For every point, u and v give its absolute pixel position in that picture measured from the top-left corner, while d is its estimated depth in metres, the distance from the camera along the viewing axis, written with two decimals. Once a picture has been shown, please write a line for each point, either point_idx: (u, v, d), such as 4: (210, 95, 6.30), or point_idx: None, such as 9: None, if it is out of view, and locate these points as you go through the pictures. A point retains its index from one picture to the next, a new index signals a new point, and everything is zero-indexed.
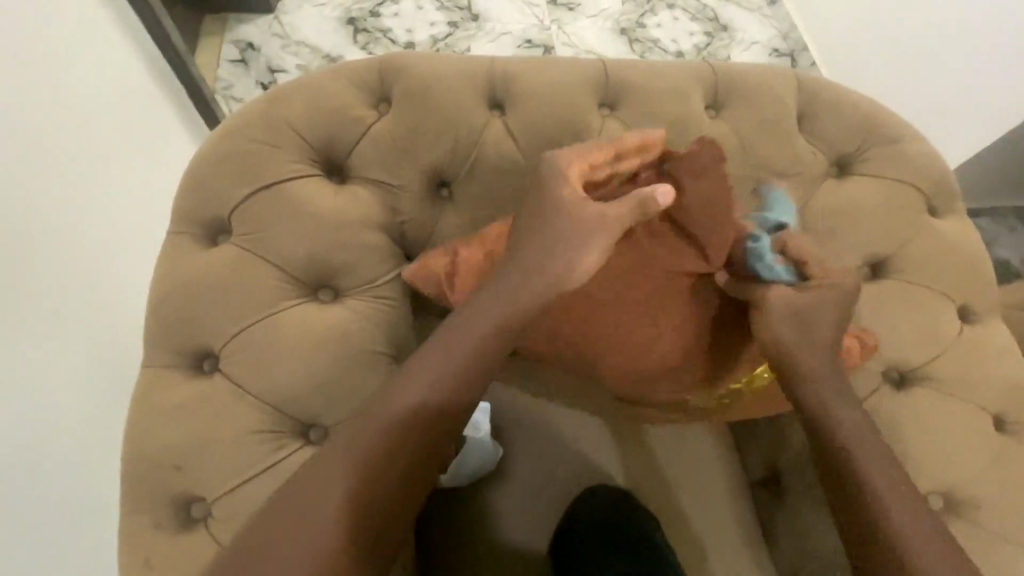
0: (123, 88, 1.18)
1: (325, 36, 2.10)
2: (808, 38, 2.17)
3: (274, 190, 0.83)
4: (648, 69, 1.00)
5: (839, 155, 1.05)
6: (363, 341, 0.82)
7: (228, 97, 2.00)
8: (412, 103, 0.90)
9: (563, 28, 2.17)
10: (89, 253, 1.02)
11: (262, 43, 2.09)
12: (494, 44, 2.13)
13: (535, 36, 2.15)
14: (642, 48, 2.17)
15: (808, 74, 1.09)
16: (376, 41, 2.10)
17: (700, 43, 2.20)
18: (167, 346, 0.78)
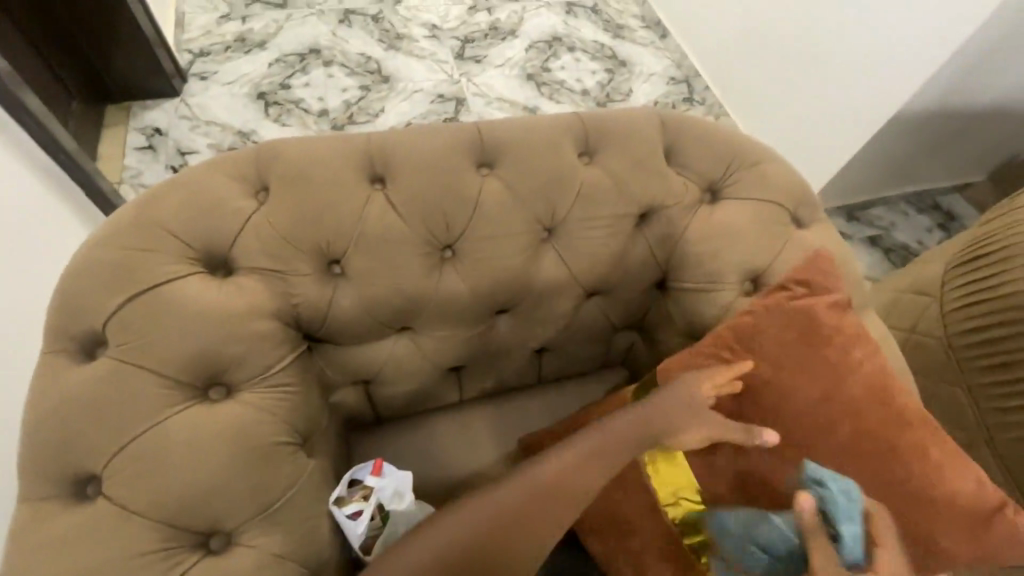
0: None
1: (235, 112, 2.10)
2: (700, 66, 2.34)
3: (151, 293, 0.81)
4: (521, 127, 1.06)
5: (710, 183, 1.13)
6: (260, 434, 0.80)
7: (135, 185, 1.95)
8: (289, 188, 0.91)
9: (472, 80, 2.27)
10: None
11: (169, 127, 2.06)
12: (407, 102, 2.20)
13: (447, 90, 2.24)
14: (550, 90, 2.29)
15: (671, 113, 1.18)
16: (289, 112, 2.12)
17: (604, 80, 2.34)
18: (44, 476, 0.74)
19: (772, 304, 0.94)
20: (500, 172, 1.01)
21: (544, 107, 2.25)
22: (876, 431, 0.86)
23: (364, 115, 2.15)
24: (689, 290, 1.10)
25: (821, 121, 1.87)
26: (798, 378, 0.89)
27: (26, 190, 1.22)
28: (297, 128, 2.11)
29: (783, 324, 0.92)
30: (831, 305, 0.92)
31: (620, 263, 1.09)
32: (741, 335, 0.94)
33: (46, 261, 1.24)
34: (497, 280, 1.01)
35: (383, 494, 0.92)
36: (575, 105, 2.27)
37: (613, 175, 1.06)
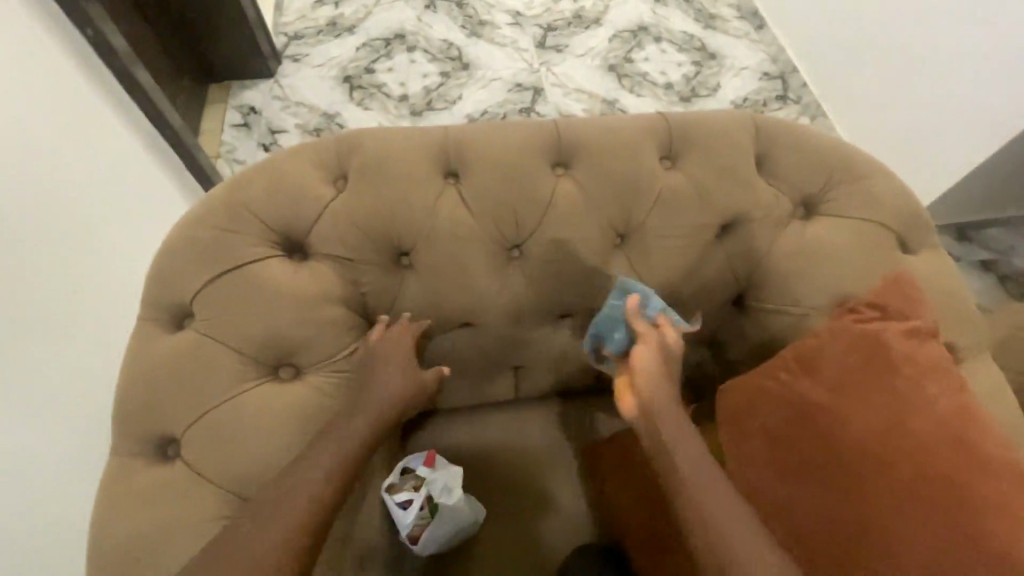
0: (108, 164, 1.22)
1: (322, 94, 2.18)
2: (797, 59, 2.15)
3: (235, 273, 0.86)
4: (602, 126, 1.01)
5: (804, 196, 1.04)
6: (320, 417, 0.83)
7: (229, 159, 2.07)
8: (366, 179, 0.93)
9: (552, 70, 2.22)
10: (66, 332, 1.03)
11: (263, 106, 2.18)
12: (485, 90, 2.19)
13: (525, 79, 2.21)
14: (631, 83, 2.20)
15: (766, 116, 1.09)
16: (371, 96, 2.18)
17: (689, 73, 2.21)
18: (131, 435, 0.80)
19: (841, 327, 0.83)
20: (575, 173, 0.98)
21: (624, 100, 2.16)
22: (949, 461, 0.71)
23: (441, 102, 2.17)
24: (770, 311, 1.01)
25: (944, 124, 1.65)
26: (861, 410, 0.76)
27: (136, 162, 1.32)
28: (379, 112, 2.16)
29: (847, 346, 0.80)
30: (907, 333, 0.81)
31: (694, 275, 1.03)
32: (804, 355, 0.83)
33: (150, 229, 1.35)
34: (562, 284, 0.98)
35: (433, 487, 0.95)
36: (656, 99, 2.17)
37: (694, 182, 1.00)
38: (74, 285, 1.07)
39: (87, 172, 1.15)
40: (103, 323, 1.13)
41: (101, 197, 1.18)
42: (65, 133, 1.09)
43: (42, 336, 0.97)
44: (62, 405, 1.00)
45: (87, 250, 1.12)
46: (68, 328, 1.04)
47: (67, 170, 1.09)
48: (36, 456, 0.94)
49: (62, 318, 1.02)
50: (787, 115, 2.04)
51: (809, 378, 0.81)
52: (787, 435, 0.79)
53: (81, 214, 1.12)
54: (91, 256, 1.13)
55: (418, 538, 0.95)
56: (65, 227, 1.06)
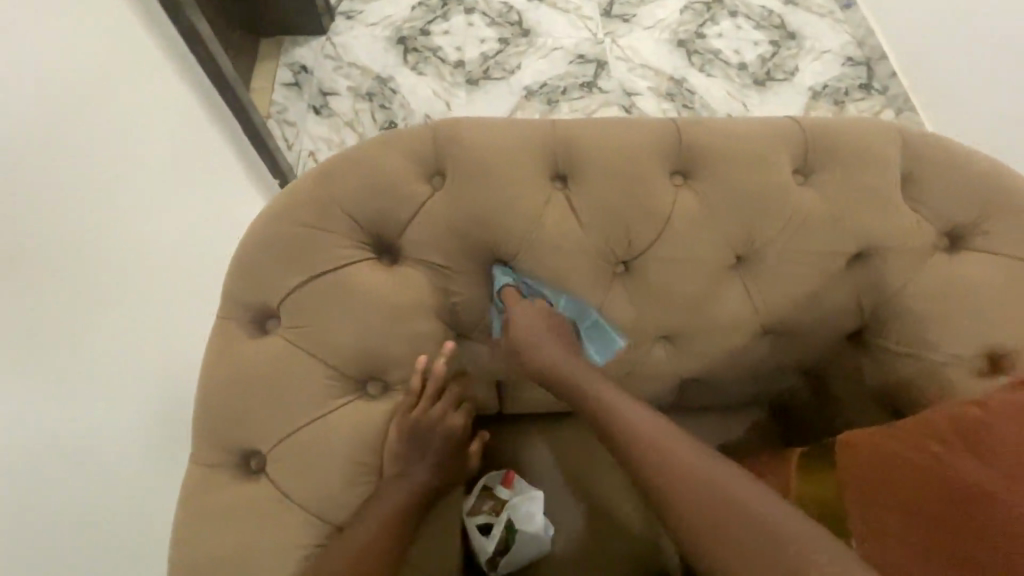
0: (168, 129, 1.04)
1: (376, 56, 1.97)
2: (887, 43, 1.85)
3: (326, 278, 0.79)
4: (729, 131, 0.89)
5: (951, 225, 0.91)
6: (409, 441, 0.75)
7: (281, 122, 1.88)
8: (467, 178, 0.83)
9: (617, 41, 1.95)
10: (109, 331, 0.89)
11: (315, 66, 1.97)
12: (546, 60, 1.93)
13: (588, 51, 1.94)
14: (702, 61, 1.91)
15: (911, 127, 0.95)
16: (426, 61, 1.96)
17: (766, 53, 1.92)
18: (214, 446, 0.76)
19: (1011, 402, 0.74)
20: (696, 184, 0.88)
21: (693, 80, 1.89)
22: None
23: (499, 71, 1.93)
24: (896, 353, 0.91)
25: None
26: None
27: (199, 128, 1.14)
28: (433, 79, 1.93)
29: (1017, 425, 0.71)
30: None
31: (816, 305, 0.92)
32: (963, 428, 0.74)
33: (214, 206, 1.19)
34: (669, 308, 0.89)
35: (515, 512, 0.89)
36: (728, 80, 1.88)
37: (830, 204, 0.89)
38: (118, 273, 0.91)
39: (144, 140, 0.98)
40: (150, 318, 0.98)
41: (158, 168, 1.01)
42: (118, 92, 0.92)
43: (78, 339, 0.83)
44: (108, 416, 0.87)
45: (139, 231, 0.96)
46: (111, 326, 0.89)
47: (118, 136, 0.92)
48: (93, 472, 0.84)
49: (107, 312, 0.88)
50: (871, 108, 1.78)
51: (969, 455, 0.71)
52: (941, 514, 0.69)
53: (133, 189, 0.95)
54: (142, 238, 0.97)
55: (499, 563, 0.90)
56: (107, 208, 0.90)
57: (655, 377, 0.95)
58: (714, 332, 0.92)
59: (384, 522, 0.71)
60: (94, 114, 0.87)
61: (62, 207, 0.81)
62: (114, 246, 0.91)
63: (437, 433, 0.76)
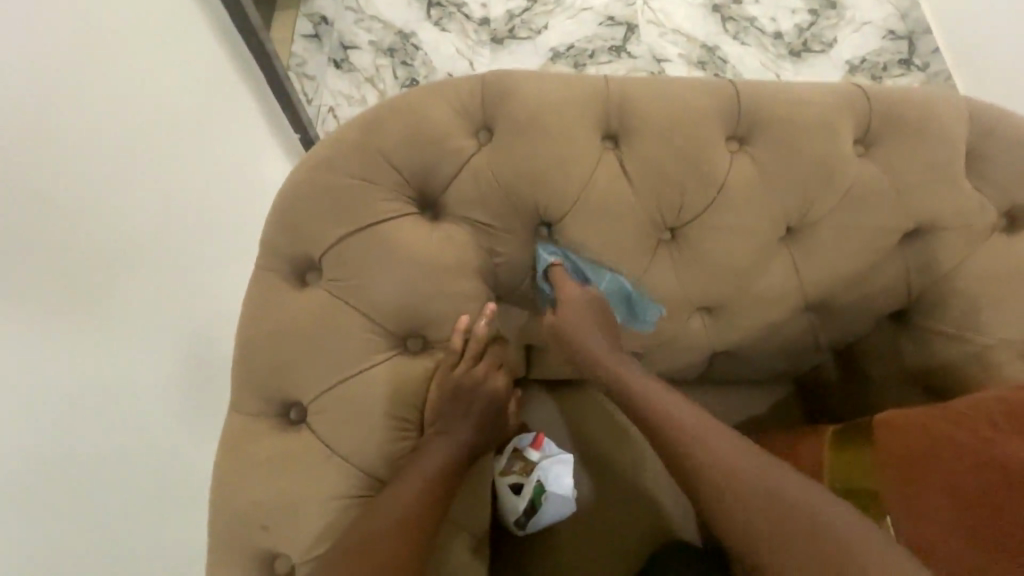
0: (173, 101, 0.99)
1: (398, 9, 1.85)
2: (934, 17, 1.71)
3: (368, 231, 0.77)
4: (790, 96, 0.85)
5: (1012, 206, 0.88)
6: (448, 397, 0.75)
7: (300, 76, 1.78)
8: (516, 134, 0.80)
9: (649, 5, 1.82)
10: (113, 312, 0.87)
11: (336, 17, 1.85)
12: (574, 22, 1.81)
13: (619, 14, 1.81)
14: (737, 29, 1.79)
15: (978, 101, 0.91)
16: (451, 16, 1.84)
17: (803, 22, 1.79)
18: (252, 396, 0.76)
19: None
20: (752, 151, 0.84)
21: (727, 49, 1.76)
22: None
23: (526, 30, 1.81)
24: (944, 335, 0.89)
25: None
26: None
27: (212, 99, 1.09)
28: (457, 36, 1.82)
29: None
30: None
31: (864, 283, 0.89)
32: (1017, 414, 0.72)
33: (230, 182, 1.15)
34: (714, 279, 0.86)
35: (544, 474, 0.90)
36: (762, 50, 1.76)
37: (891, 178, 0.85)
38: (114, 235, 0.89)
39: (141, 115, 0.93)
40: (155, 299, 0.96)
41: (158, 144, 0.97)
42: (110, 64, 0.87)
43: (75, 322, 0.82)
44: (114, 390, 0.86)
45: (136, 212, 0.93)
46: (113, 310, 0.88)
47: (108, 114, 0.88)
48: (107, 432, 0.84)
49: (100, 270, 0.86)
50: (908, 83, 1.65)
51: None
52: (992, 499, 0.68)
53: (126, 154, 0.91)
54: (142, 220, 0.94)
55: (526, 523, 0.91)
56: (97, 189, 0.86)
57: (690, 349, 0.93)
58: (756, 304, 0.90)
59: (425, 475, 0.71)
60: (78, 91, 0.83)
61: (53, 191, 0.80)
62: (107, 230, 0.88)
63: (478, 393, 0.76)
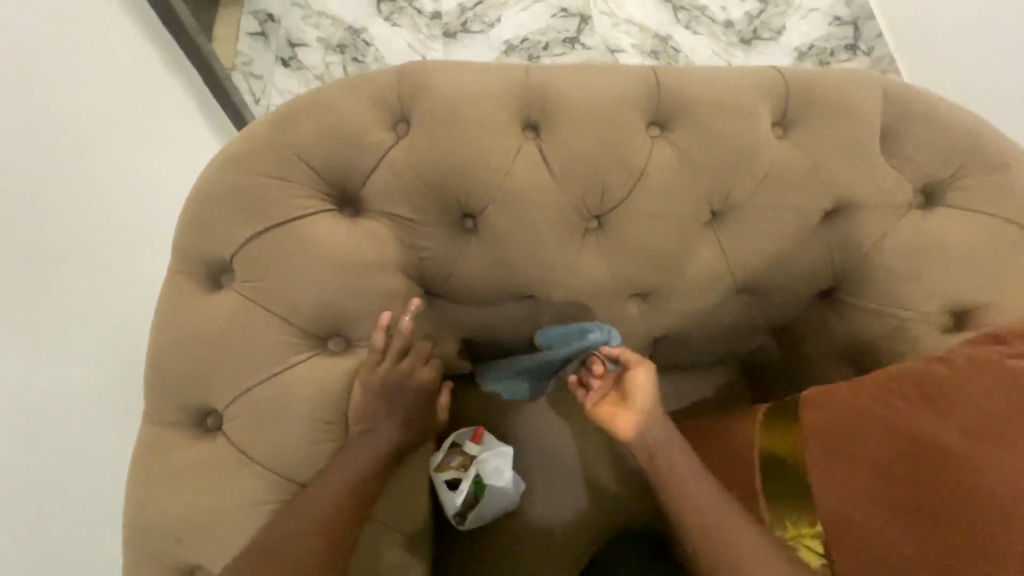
0: (150, 108, 1.04)
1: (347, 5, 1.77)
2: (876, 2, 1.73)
3: (279, 231, 0.75)
4: (709, 81, 0.86)
5: (927, 182, 0.90)
6: (370, 399, 0.74)
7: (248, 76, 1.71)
8: (432, 125, 0.78)
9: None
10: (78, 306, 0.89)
11: (282, 14, 1.76)
12: (527, 14, 1.77)
13: (572, 5, 1.77)
14: (688, 18, 1.76)
15: (895, 82, 0.92)
16: (401, 12, 1.77)
17: (752, 10, 1.77)
18: (165, 406, 0.73)
19: (975, 359, 0.72)
20: (673, 136, 0.84)
21: (679, 38, 1.75)
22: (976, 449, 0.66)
23: (479, 23, 1.76)
24: (868, 310, 0.91)
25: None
26: (996, 460, 0.65)
27: (182, 106, 1.12)
28: (408, 32, 1.76)
29: (983, 383, 0.70)
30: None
31: (791, 263, 0.91)
32: (928, 385, 0.73)
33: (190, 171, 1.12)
34: (643, 264, 0.87)
35: (482, 467, 0.89)
36: (713, 39, 1.75)
37: (810, 159, 0.87)
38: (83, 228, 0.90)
39: (123, 119, 0.98)
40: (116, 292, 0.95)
41: (138, 148, 1.01)
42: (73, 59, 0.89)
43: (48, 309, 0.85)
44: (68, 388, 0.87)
45: (100, 205, 0.94)
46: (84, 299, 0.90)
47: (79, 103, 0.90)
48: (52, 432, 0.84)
49: (69, 268, 0.88)
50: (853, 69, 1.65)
51: (934, 413, 0.71)
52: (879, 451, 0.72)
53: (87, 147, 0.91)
54: (127, 223, 0.98)
55: (466, 516, 0.90)
56: (81, 187, 0.90)
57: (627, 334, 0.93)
58: (687, 288, 0.90)
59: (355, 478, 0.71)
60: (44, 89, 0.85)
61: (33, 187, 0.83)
62: (83, 233, 0.91)
63: (404, 388, 0.75)
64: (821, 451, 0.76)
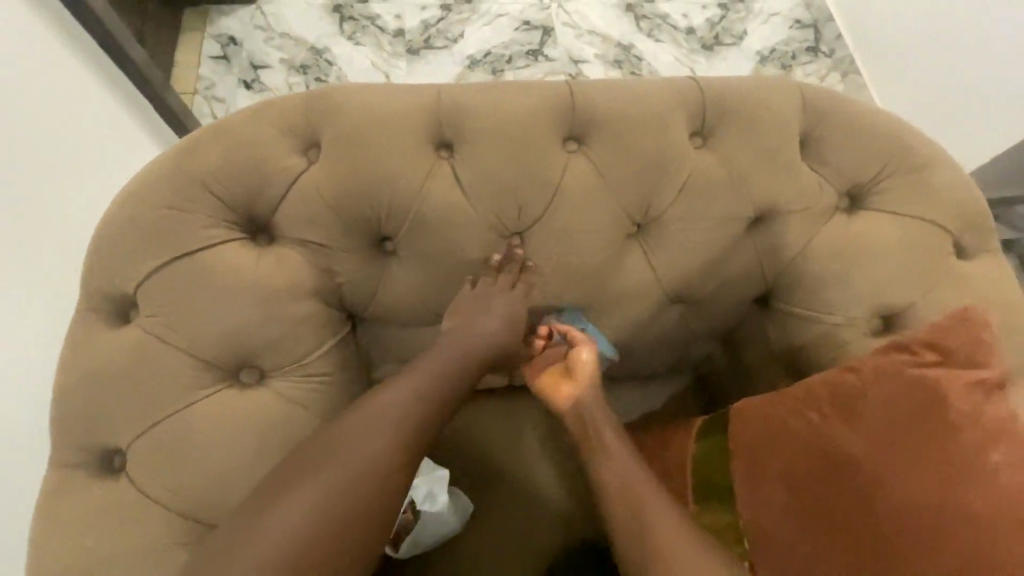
0: (68, 113, 1.04)
1: (309, 25, 1.70)
2: (834, 6, 1.71)
3: (185, 262, 0.74)
4: (626, 94, 0.86)
5: (852, 186, 0.90)
6: (354, 408, 0.73)
7: (210, 101, 1.64)
8: (341, 149, 0.78)
9: (564, 6, 1.73)
10: None
11: (246, 37, 1.69)
12: (491, 29, 1.71)
13: (534, 17, 1.72)
14: (650, 27, 1.72)
15: (818, 89, 0.93)
16: (364, 30, 1.70)
17: (713, 17, 1.74)
18: (69, 447, 0.71)
19: (886, 365, 0.69)
20: (590, 150, 0.84)
21: (642, 47, 1.70)
22: (890, 460, 0.64)
23: (442, 39, 1.70)
24: (799, 316, 0.90)
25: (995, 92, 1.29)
26: (905, 475, 0.63)
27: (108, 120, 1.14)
28: (371, 50, 1.69)
29: (894, 392, 0.67)
30: (972, 385, 0.65)
31: (720, 273, 0.90)
32: (840, 396, 0.70)
33: (102, 181, 1.11)
34: (568, 280, 0.86)
35: (417, 493, 0.89)
36: (675, 46, 1.71)
37: (730, 167, 0.86)
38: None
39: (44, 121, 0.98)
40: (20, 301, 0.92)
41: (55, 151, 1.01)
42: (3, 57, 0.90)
43: None
44: None
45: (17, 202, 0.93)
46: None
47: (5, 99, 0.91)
48: None
49: None
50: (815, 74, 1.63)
51: (845, 426, 0.68)
52: (797, 463, 0.70)
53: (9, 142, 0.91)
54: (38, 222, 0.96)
55: (401, 544, 0.89)
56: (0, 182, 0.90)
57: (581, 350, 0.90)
58: (617, 302, 0.89)
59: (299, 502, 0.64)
60: None
61: None
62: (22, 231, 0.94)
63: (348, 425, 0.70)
64: (749, 467, 0.74)
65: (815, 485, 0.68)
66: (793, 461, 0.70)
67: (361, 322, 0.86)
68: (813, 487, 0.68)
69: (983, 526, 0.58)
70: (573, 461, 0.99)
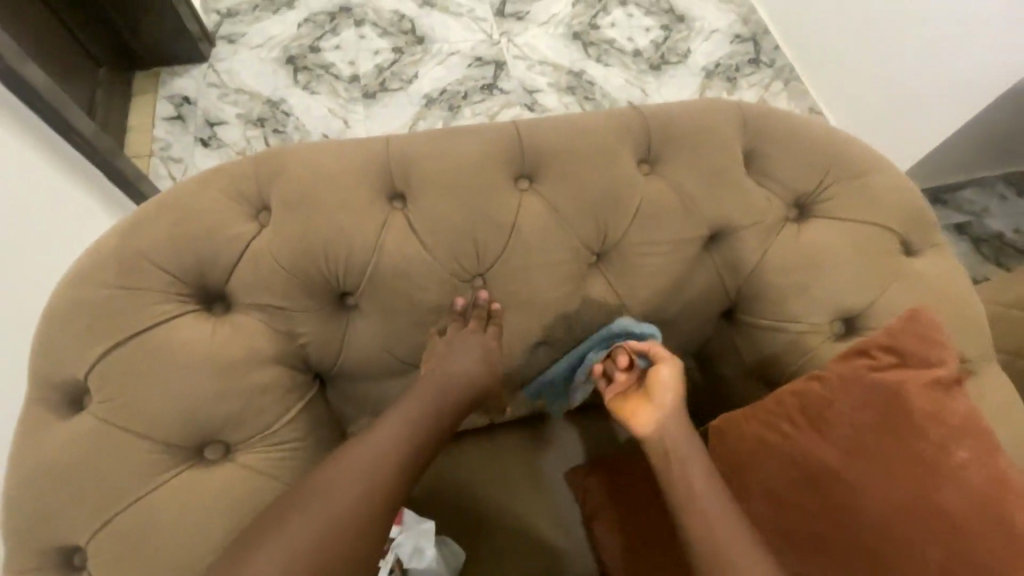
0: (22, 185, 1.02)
1: (263, 78, 1.71)
2: (770, 21, 1.80)
3: (137, 342, 0.72)
4: (572, 130, 0.88)
5: (797, 197, 0.93)
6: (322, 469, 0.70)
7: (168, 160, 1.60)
8: (292, 210, 0.77)
9: (513, 41, 1.78)
10: None
11: (199, 95, 1.69)
12: (443, 68, 1.74)
13: (485, 53, 1.76)
14: (598, 52, 1.78)
15: (756, 107, 0.96)
16: (319, 78, 1.71)
17: (658, 39, 1.81)
18: (24, 550, 0.68)
19: (850, 373, 0.70)
20: (541, 187, 0.85)
21: (592, 72, 1.76)
22: (865, 468, 0.65)
23: (397, 81, 1.72)
24: (764, 328, 0.92)
25: (922, 89, 1.36)
26: (882, 482, 0.64)
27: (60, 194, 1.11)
28: (326, 97, 1.69)
29: (860, 398, 0.68)
30: (932, 385, 0.67)
31: (683, 294, 0.91)
32: (809, 407, 0.70)
33: (55, 252, 1.08)
34: (534, 316, 0.86)
35: (400, 550, 0.84)
36: (624, 69, 1.77)
37: (680, 190, 0.88)
38: None
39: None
40: None
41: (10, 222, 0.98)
42: None
43: None
44: None
45: None
46: None
47: None
48: None
49: None
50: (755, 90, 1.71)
51: (820, 436, 0.69)
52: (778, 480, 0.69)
53: None
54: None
55: None
56: None
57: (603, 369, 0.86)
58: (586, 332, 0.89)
59: None
60: None
61: None
62: None
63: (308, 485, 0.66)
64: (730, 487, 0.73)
65: (796, 501, 0.67)
66: (774, 478, 0.69)
67: (327, 380, 0.84)
68: (796, 503, 0.67)
69: (953, 523, 0.60)
70: (563, 494, 0.98)
